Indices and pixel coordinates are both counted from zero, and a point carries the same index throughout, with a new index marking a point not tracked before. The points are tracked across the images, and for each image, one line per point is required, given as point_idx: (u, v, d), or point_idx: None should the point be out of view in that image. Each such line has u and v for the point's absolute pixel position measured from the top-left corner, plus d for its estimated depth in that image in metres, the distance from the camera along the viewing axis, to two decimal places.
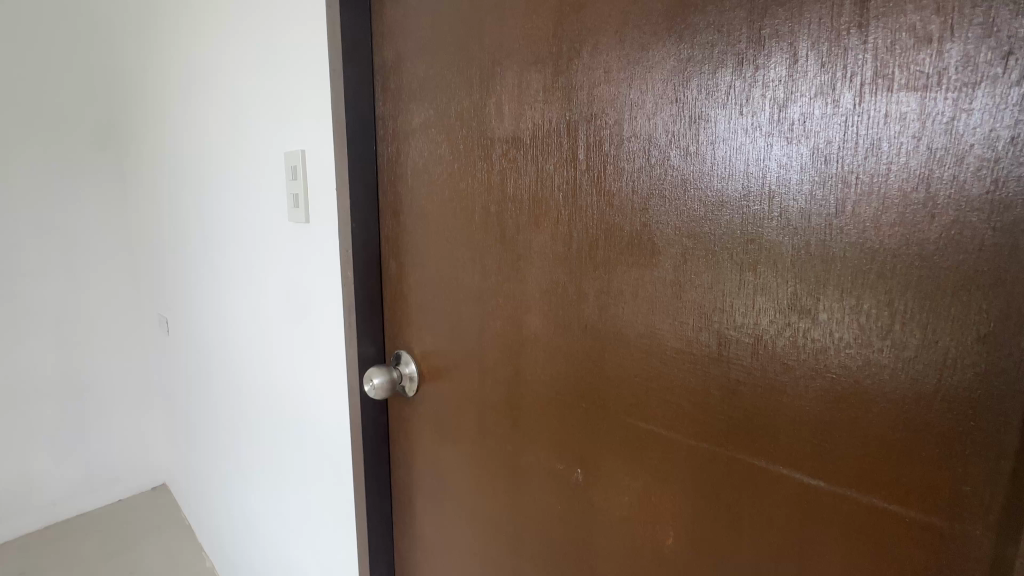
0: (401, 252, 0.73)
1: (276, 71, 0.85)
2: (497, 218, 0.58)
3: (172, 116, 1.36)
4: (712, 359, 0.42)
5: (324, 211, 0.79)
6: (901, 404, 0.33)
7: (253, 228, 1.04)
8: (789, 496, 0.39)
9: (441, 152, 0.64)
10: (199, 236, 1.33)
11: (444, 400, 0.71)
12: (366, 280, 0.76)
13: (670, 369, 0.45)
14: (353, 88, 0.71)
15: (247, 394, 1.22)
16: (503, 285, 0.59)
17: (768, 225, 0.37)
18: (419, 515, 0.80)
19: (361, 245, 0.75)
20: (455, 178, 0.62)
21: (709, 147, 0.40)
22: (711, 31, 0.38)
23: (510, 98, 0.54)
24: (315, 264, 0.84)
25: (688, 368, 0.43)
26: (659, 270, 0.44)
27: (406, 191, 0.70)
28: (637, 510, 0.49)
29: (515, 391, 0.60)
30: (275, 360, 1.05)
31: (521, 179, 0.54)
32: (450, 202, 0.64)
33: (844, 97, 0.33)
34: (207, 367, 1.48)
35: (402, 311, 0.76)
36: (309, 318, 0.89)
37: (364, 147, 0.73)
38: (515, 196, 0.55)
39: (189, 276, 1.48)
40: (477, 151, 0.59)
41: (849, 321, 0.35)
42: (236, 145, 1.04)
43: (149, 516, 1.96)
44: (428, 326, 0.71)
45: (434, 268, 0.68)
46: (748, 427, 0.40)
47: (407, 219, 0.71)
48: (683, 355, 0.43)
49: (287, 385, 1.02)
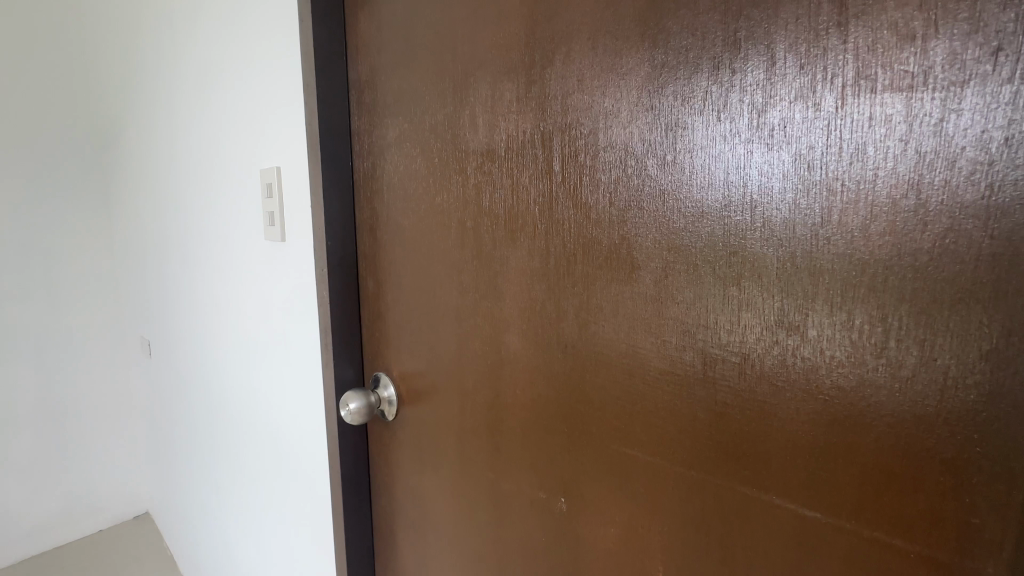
0: (378, 270, 0.71)
1: (251, 87, 0.84)
2: (474, 233, 0.55)
3: (151, 135, 1.34)
4: (698, 380, 0.39)
5: (299, 229, 0.76)
6: (900, 428, 0.30)
7: (231, 248, 1.01)
8: (784, 528, 0.36)
9: (416, 167, 0.62)
10: (179, 256, 1.30)
11: (424, 424, 0.67)
12: (343, 300, 0.73)
13: (654, 391, 0.42)
14: (327, 103, 0.69)
15: (227, 419, 1.18)
16: (481, 304, 0.56)
17: (751, 236, 0.35)
18: (401, 546, 0.76)
19: (337, 264, 0.72)
20: (430, 193, 0.60)
21: (687, 155, 0.38)
22: (685, 35, 0.37)
23: (484, 110, 0.52)
24: (292, 284, 0.81)
25: (672, 390, 0.41)
26: (639, 285, 0.42)
27: (383, 208, 0.68)
28: (624, 541, 0.46)
29: (496, 414, 0.56)
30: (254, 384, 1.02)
31: (496, 193, 0.52)
32: (426, 218, 0.61)
33: (825, 100, 0.31)
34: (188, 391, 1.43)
35: (380, 331, 0.73)
36: (287, 340, 0.86)
37: (339, 162, 0.71)
38: (491, 210, 0.53)
39: (170, 298, 1.44)
40: (452, 164, 0.57)
41: (840, 339, 0.32)
42: (214, 163, 1.02)
43: (130, 546, 1.89)
44: (406, 347, 0.68)
45: (412, 286, 0.65)
46: (738, 453, 0.37)
47: (384, 236, 0.69)
48: (668, 375, 0.41)
49: (266, 409, 0.98)
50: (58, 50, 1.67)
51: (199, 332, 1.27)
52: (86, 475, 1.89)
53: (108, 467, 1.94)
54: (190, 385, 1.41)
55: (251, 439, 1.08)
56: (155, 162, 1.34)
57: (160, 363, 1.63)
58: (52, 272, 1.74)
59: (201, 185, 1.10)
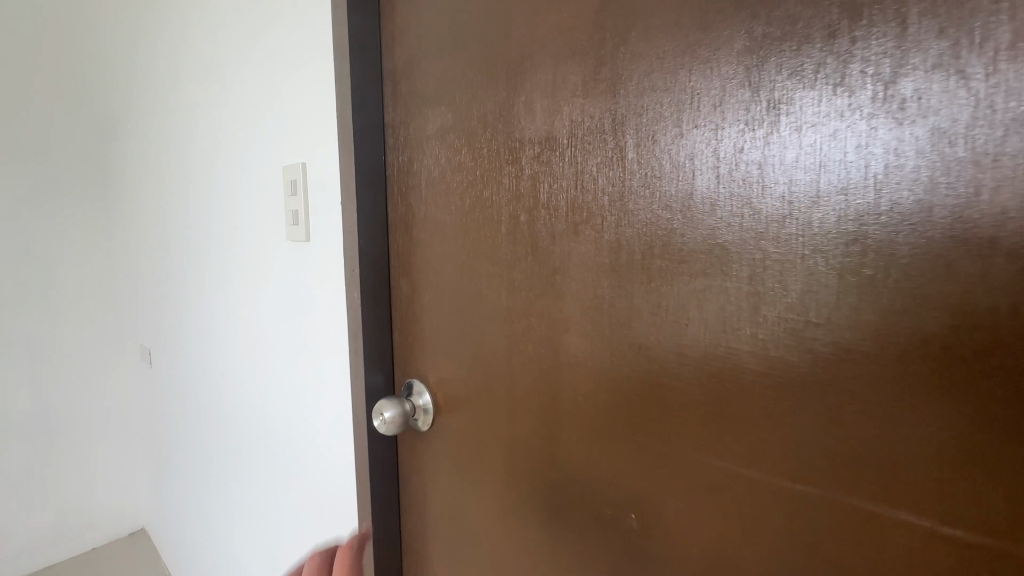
0: (413, 271, 0.67)
1: (274, 82, 0.80)
2: (528, 228, 0.52)
3: (159, 133, 1.29)
4: (759, 372, 0.37)
5: (327, 227, 0.72)
6: (949, 401, 0.30)
7: (245, 247, 0.97)
8: (912, 548, 0.32)
9: (459, 159, 0.58)
10: (188, 260, 1.25)
11: (464, 434, 0.63)
12: (374, 303, 0.69)
13: (708, 386, 0.40)
14: (361, 93, 0.65)
15: (238, 430, 1.13)
16: (536, 303, 0.52)
17: (875, 222, 0.32)
18: (434, 567, 0.71)
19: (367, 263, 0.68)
20: (476, 186, 0.56)
21: (794, 135, 0.34)
22: (793, 3, 0.33)
23: (542, 96, 0.49)
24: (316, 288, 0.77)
25: (730, 382, 0.39)
26: (731, 279, 0.38)
27: (419, 205, 0.64)
28: (707, 562, 0.42)
29: (551, 422, 0.53)
30: (269, 391, 0.97)
31: (555, 186, 0.49)
32: (471, 214, 0.57)
33: (972, 67, 0.28)
34: (195, 402, 1.37)
35: (413, 336, 0.69)
36: (309, 347, 0.82)
37: (372, 155, 0.67)
38: (547, 204, 0.50)
39: (176, 303, 1.38)
40: (503, 155, 0.53)
41: (990, 335, 0.29)
42: (229, 165, 0.98)
43: (126, 564, 1.81)
44: (445, 352, 0.64)
45: (451, 287, 0.61)
46: (803, 447, 0.36)
47: (419, 232, 0.65)
48: (728, 368, 0.39)
49: (282, 418, 0.93)
50: (63, 51, 1.63)
51: (207, 338, 1.22)
52: (80, 490, 1.82)
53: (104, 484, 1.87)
54: (196, 394, 1.35)
55: (264, 457, 1.03)
56: (163, 164, 1.29)
57: (163, 376, 1.57)
58: (50, 280, 1.69)
59: (214, 190, 1.06)
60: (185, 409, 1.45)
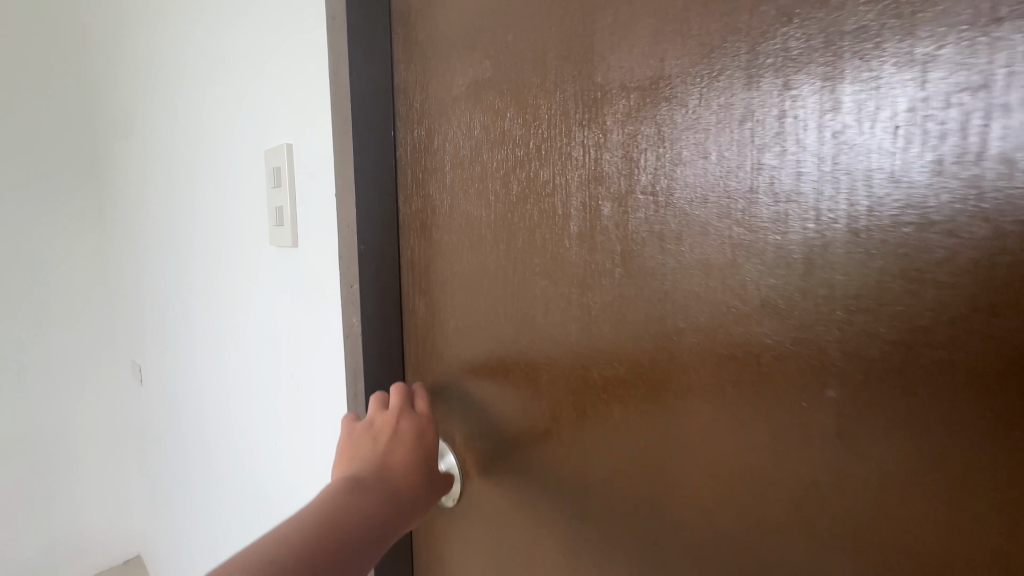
0: (430, 288, 0.48)
1: (252, 39, 0.61)
2: (619, 227, 0.33)
3: (136, 121, 1.10)
4: (721, 399, 0.29)
5: (318, 230, 0.54)
6: (930, 461, 0.23)
7: (226, 255, 0.78)
8: None
9: (505, 127, 0.39)
10: (169, 271, 1.05)
11: (508, 519, 0.45)
12: (380, 332, 0.51)
13: (666, 414, 0.32)
14: (358, 41, 0.47)
15: (225, 474, 0.94)
16: (629, 343, 0.33)
17: None
18: None
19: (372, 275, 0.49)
20: (531, 166, 0.38)
21: None
22: None
23: (649, 14, 0.30)
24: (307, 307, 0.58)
25: (688, 410, 0.31)
26: None
27: (442, 196, 0.46)
28: None
29: (653, 531, 0.33)
30: (255, 433, 0.78)
31: (670, 162, 0.30)
32: (522, 206, 0.39)
33: None
34: (184, 432, 1.18)
35: (429, 378, 0.50)
36: (300, 386, 0.63)
37: (377, 128, 0.48)
38: (652, 192, 0.31)
39: (160, 318, 1.18)
40: (577, 116, 0.35)
41: None
42: (209, 149, 0.78)
43: None
44: (478, 404, 0.45)
45: (486, 313, 0.43)
46: (758, 495, 0.28)
47: (438, 234, 0.46)
48: (689, 392, 0.31)
49: (269, 469, 0.75)
50: None
51: (191, 361, 1.03)
52: None
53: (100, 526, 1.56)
54: (184, 423, 1.16)
55: (254, 512, 0.83)
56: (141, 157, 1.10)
57: (150, 399, 1.38)
58: None
59: (193, 182, 0.86)
60: (175, 439, 1.26)
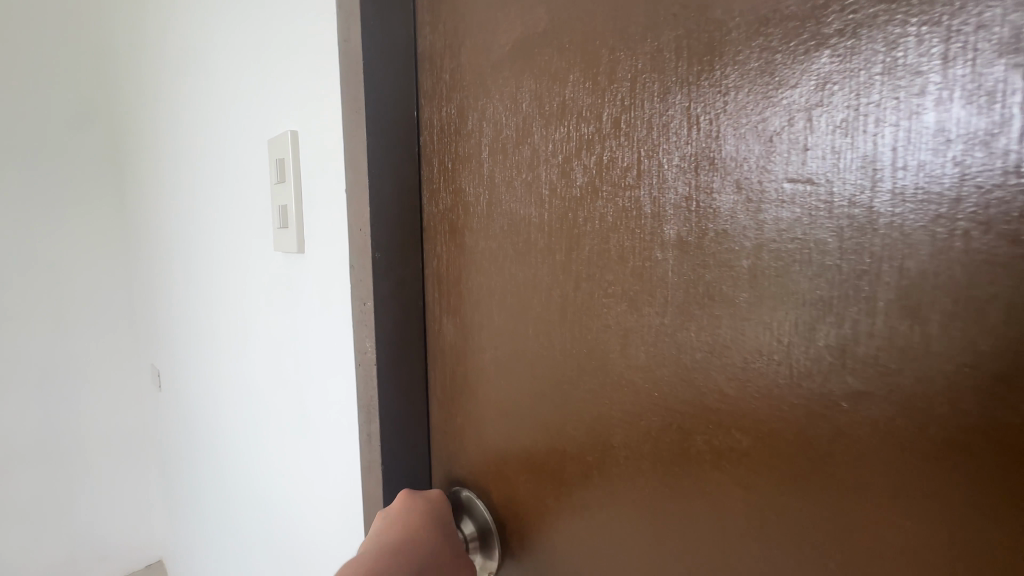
0: (459, 303, 0.38)
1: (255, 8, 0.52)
2: (751, 229, 0.22)
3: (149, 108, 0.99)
4: (741, 468, 0.24)
5: (326, 234, 0.44)
6: None
7: (234, 258, 0.69)
8: None
9: (568, 95, 0.29)
10: (183, 267, 0.96)
11: None
12: (398, 360, 0.41)
13: (669, 481, 0.27)
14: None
15: (235, 495, 0.85)
16: (756, 399, 0.23)
17: None
18: None
19: (387, 295, 0.39)
20: (604, 146, 0.27)
21: None
22: None
23: None
24: (313, 328, 0.49)
25: (697, 476, 0.25)
26: None
27: (477, 190, 0.35)
28: None
29: None
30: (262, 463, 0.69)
31: (844, 134, 0.19)
32: (589, 201, 0.28)
33: None
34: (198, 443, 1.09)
35: (456, 420, 0.40)
36: (307, 419, 0.53)
37: (394, 109, 0.38)
38: (810, 180, 0.20)
39: (177, 325, 1.09)
40: (679, 71, 0.24)
41: None
42: (215, 141, 0.70)
43: None
44: (518, 457, 0.35)
45: (533, 345, 0.32)
46: None
47: (469, 240, 0.36)
48: (703, 457, 0.25)
49: (274, 505, 0.65)
50: None
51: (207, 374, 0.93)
52: None
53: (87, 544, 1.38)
54: (200, 437, 1.07)
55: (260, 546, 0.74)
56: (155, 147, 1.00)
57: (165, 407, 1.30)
58: None
59: (199, 179, 0.79)
60: (190, 450, 1.17)
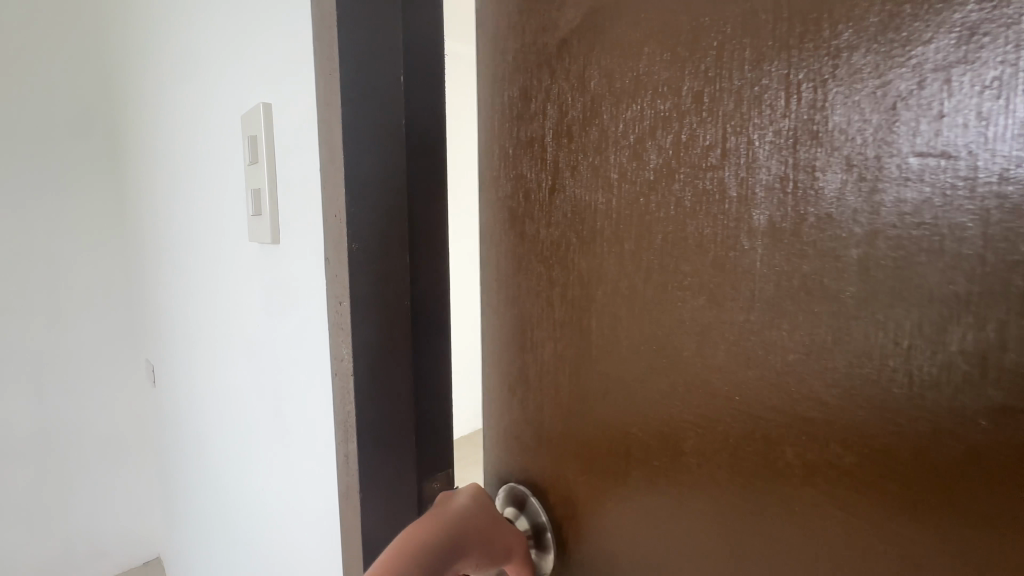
0: (516, 295, 0.36)
1: (240, 30, 0.57)
2: (869, 213, 0.19)
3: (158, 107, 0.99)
4: (839, 484, 0.21)
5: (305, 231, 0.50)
6: None
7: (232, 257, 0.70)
8: None
9: (642, 72, 0.27)
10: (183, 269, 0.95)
11: None
12: None
13: (749, 493, 0.24)
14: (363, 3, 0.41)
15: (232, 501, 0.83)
16: (866, 409, 0.20)
17: None
18: None
19: (377, 275, 0.44)
20: (684, 125, 0.25)
21: None
22: None
23: None
24: (294, 314, 0.53)
25: (788, 493, 0.23)
26: None
27: (536, 177, 0.33)
28: None
29: None
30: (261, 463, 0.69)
31: (997, 95, 0.16)
32: (666, 188, 0.26)
33: None
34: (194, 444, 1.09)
35: (511, 419, 0.38)
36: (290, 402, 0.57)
37: (382, 99, 0.42)
38: (945, 153, 0.17)
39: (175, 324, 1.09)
40: (781, 36, 0.21)
41: None
42: (201, 160, 0.76)
43: None
44: (577, 457, 0.33)
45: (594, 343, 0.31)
46: None
47: (529, 233, 0.35)
48: (796, 470, 0.22)
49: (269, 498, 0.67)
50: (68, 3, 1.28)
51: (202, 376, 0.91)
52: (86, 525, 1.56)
53: (76, 527, 1.46)
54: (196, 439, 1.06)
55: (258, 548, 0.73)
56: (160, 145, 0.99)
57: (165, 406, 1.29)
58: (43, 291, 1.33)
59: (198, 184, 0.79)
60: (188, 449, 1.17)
